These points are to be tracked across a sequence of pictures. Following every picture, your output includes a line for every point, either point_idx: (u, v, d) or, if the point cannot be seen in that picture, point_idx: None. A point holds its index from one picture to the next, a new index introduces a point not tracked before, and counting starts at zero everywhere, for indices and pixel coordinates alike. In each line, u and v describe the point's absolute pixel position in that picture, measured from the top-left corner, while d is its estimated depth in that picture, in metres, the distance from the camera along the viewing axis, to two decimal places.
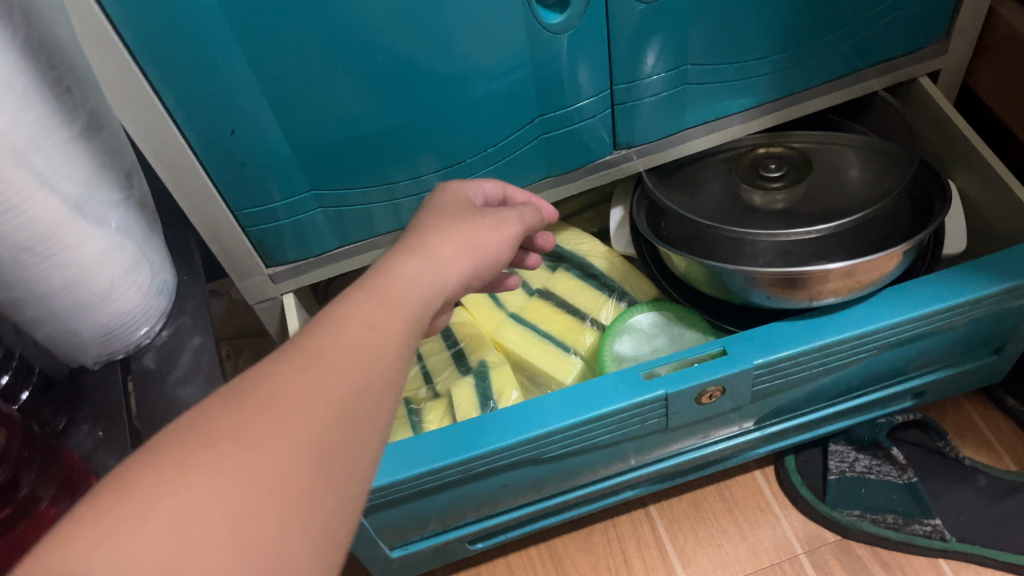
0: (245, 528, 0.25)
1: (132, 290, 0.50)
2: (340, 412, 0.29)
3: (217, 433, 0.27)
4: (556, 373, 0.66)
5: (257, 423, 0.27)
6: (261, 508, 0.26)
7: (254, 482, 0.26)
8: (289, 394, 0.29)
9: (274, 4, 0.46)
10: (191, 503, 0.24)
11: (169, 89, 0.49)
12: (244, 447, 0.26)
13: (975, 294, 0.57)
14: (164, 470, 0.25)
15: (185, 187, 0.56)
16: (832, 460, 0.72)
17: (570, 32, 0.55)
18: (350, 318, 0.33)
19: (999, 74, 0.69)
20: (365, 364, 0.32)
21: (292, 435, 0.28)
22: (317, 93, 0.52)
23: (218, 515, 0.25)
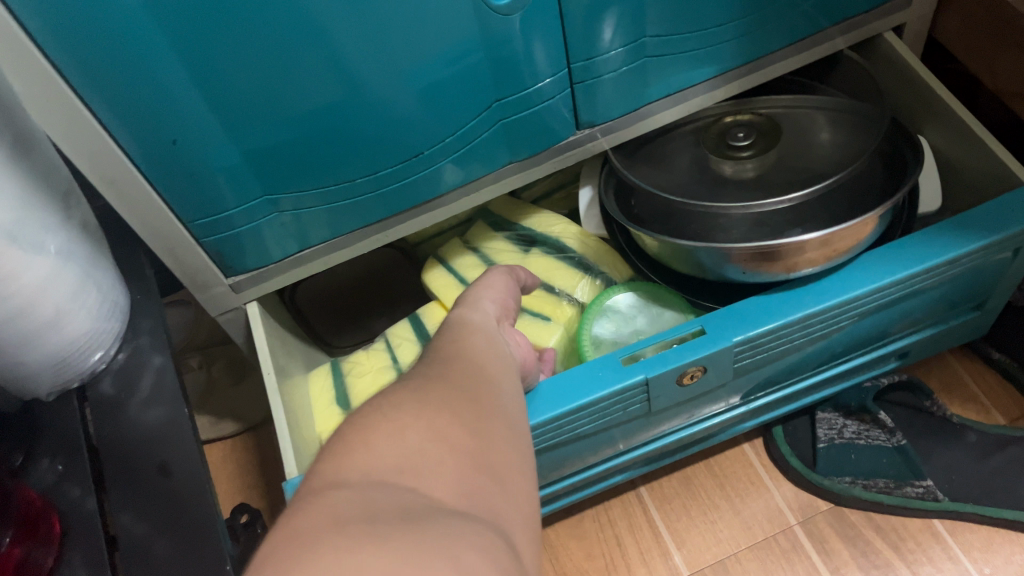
0: (449, 439, 0.29)
1: (80, 315, 0.48)
2: (482, 379, 0.34)
3: (395, 393, 0.31)
4: (537, 336, 0.65)
5: (421, 384, 0.32)
6: (456, 426, 0.30)
7: (440, 411, 0.30)
8: (436, 372, 0.34)
9: (205, 5, 0.44)
10: (405, 426, 0.29)
11: (103, 104, 0.47)
12: (422, 394, 0.31)
13: (955, 253, 0.56)
14: (366, 418, 0.29)
15: (130, 202, 0.54)
16: (821, 428, 0.71)
17: (520, 13, 0.53)
18: (450, 335, 0.39)
19: (964, 23, 0.67)
20: (479, 355, 0.37)
21: (452, 387, 0.32)
22: (261, 95, 0.50)
23: (429, 430, 0.29)
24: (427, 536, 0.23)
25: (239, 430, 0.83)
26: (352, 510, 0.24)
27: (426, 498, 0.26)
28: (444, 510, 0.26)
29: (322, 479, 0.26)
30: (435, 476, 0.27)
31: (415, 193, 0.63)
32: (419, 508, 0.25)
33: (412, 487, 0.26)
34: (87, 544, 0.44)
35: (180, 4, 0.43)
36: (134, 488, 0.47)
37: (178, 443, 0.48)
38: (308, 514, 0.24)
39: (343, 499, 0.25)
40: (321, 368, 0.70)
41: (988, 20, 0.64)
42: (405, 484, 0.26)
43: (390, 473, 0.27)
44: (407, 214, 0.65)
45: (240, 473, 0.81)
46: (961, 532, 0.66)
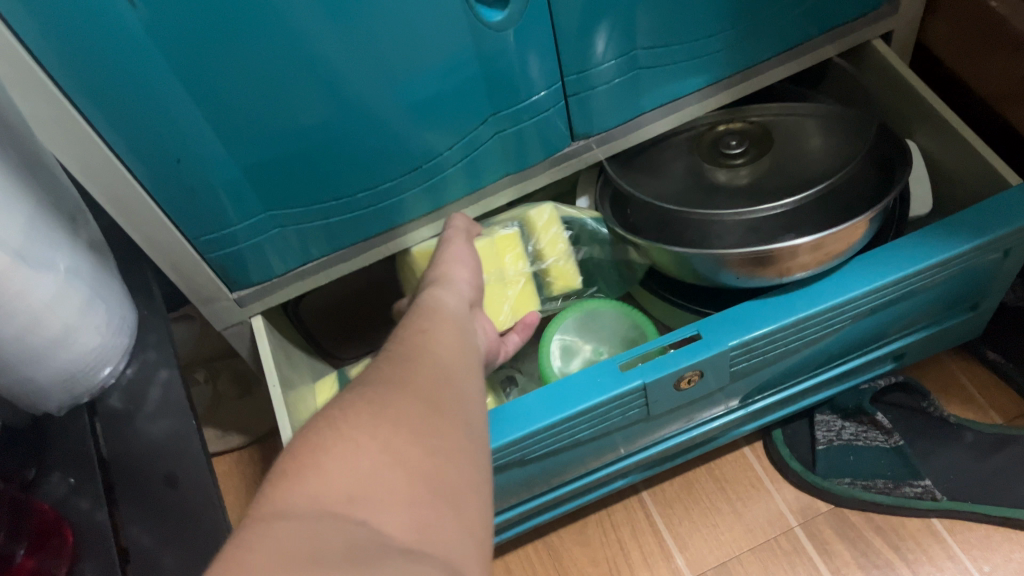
0: (403, 462, 0.30)
1: (88, 331, 0.49)
2: (442, 382, 0.36)
3: (349, 408, 0.33)
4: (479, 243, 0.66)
5: (378, 395, 0.33)
6: (412, 447, 0.31)
7: (397, 431, 0.32)
8: (401, 376, 0.35)
9: (205, 26, 0.45)
10: (358, 452, 0.30)
11: (109, 126, 0.48)
12: (377, 412, 0.32)
13: (945, 254, 0.57)
14: (320, 438, 0.31)
15: (135, 221, 0.55)
16: (819, 430, 0.72)
17: (513, 28, 0.54)
18: (409, 332, 0.41)
19: (951, 29, 0.68)
20: (439, 352, 0.38)
21: (411, 397, 0.34)
22: (260, 112, 0.51)
23: (382, 454, 0.30)
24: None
25: (246, 442, 0.84)
26: (300, 539, 0.26)
27: (373, 532, 0.27)
28: (395, 546, 0.27)
29: (270, 509, 0.28)
30: (386, 510, 0.29)
31: (413, 206, 0.64)
32: (367, 544, 0.27)
33: (365, 522, 0.28)
34: (98, 555, 0.45)
35: (181, 26, 0.45)
36: (143, 500, 0.48)
37: (187, 456, 0.50)
38: (255, 549, 0.26)
39: (290, 535, 0.26)
40: (328, 378, 0.71)
41: (974, 25, 0.65)
42: (355, 519, 0.28)
43: (339, 503, 0.28)
44: (407, 227, 0.66)
45: (247, 484, 0.82)
46: (959, 530, 0.67)
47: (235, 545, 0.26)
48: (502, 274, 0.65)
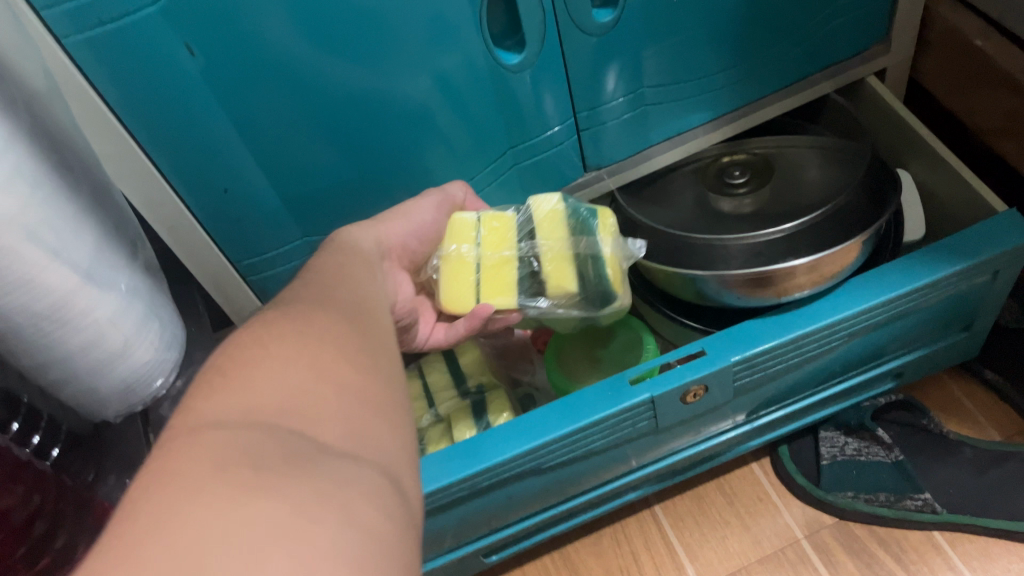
0: (331, 376, 0.33)
1: (146, 346, 0.54)
2: (367, 323, 0.39)
3: (273, 327, 0.35)
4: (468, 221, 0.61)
5: (305, 317, 0.37)
6: (338, 363, 0.33)
7: (323, 349, 0.34)
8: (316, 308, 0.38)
9: (252, 67, 0.51)
10: (284, 365, 0.32)
11: (165, 159, 0.54)
12: (303, 331, 0.35)
13: (936, 275, 0.61)
14: (247, 355, 0.33)
15: (184, 246, 0.60)
16: (823, 446, 0.75)
17: (530, 69, 0.59)
18: (332, 281, 0.44)
19: (942, 66, 0.72)
20: (354, 296, 0.42)
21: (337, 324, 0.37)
22: (299, 145, 0.56)
23: (310, 369, 0.32)
24: (311, 483, 0.27)
25: None
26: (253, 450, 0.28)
27: (311, 439, 0.29)
28: (331, 450, 0.29)
29: (200, 419, 0.29)
30: (321, 418, 0.30)
31: None
32: (302, 448, 0.28)
33: (299, 431, 0.29)
34: None
35: (230, 68, 0.50)
36: None
37: None
38: (180, 453, 0.27)
39: (222, 441, 0.28)
40: None
41: (962, 62, 0.70)
42: (291, 429, 0.29)
43: (271, 413, 0.30)
44: None
45: None
46: (961, 543, 0.70)
47: (161, 456, 0.27)
48: (467, 250, 0.60)
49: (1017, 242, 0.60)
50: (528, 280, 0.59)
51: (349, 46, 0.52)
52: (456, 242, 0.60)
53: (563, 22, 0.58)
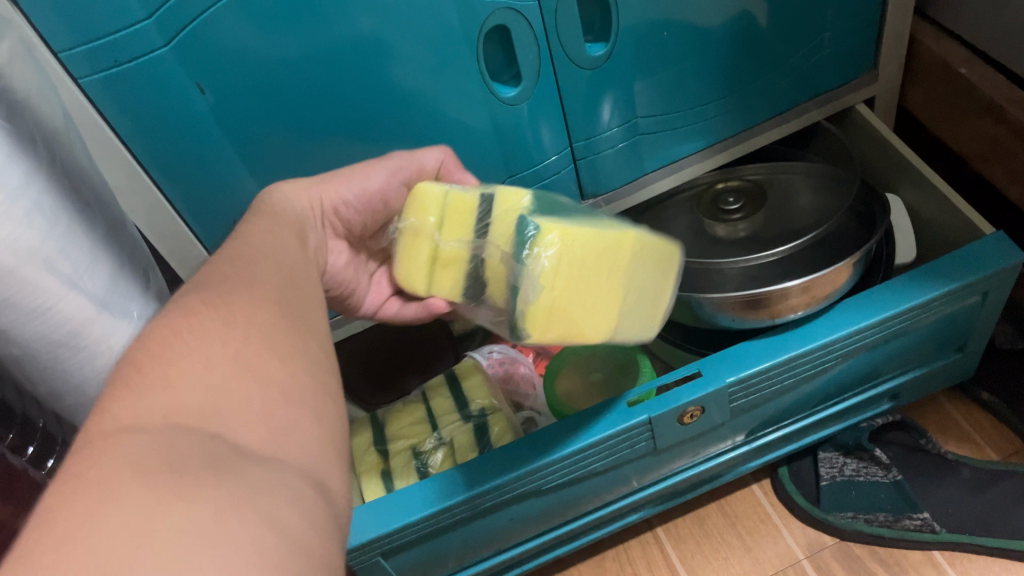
0: (254, 371, 0.33)
1: None
2: (294, 299, 0.40)
3: (196, 318, 0.35)
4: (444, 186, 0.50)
5: (228, 304, 0.36)
6: (262, 356, 0.34)
7: (248, 344, 0.34)
8: (235, 282, 0.39)
9: (257, 99, 0.53)
10: (207, 360, 0.33)
11: (175, 189, 0.56)
12: (226, 322, 0.35)
13: (926, 297, 0.62)
14: (184, 355, 0.33)
15: (193, 276, 0.62)
16: (823, 467, 0.76)
17: (526, 102, 0.62)
18: (254, 249, 0.43)
19: (929, 94, 0.74)
20: (286, 273, 0.42)
21: (269, 304, 0.38)
22: (305, 175, 0.59)
23: (232, 365, 0.33)
24: (231, 485, 0.27)
25: None
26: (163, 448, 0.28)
27: (227, 442, 0.30)
28: (251, 456, 0.30)
29: (115, 424, 0.29)
30: (241, 422, 0.31)
31: None
32: (222, 454, 0.29)
33: (219, 434, 0.30)
34: None
35: (236, 103, 0.52)
36: None
37: None
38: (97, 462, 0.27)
39: (144, 445, 0.28)
40: (362, 421, 0.77)
41: (949, 90, 0.72)
42: (210, 431, 0.30)
43: (192, 417, 0.30)
44: None
45: None
46: (960, 562, 0.70)
47: (76, 462, 0.28)
48: (428, 228, 0.50)
49: (1004, 264, 0.62)
50: (471, 283, 0.50)
51: (349, 79, 0.54)
52: (418, 217, 0.50)
53: (558, 57, 0.60)
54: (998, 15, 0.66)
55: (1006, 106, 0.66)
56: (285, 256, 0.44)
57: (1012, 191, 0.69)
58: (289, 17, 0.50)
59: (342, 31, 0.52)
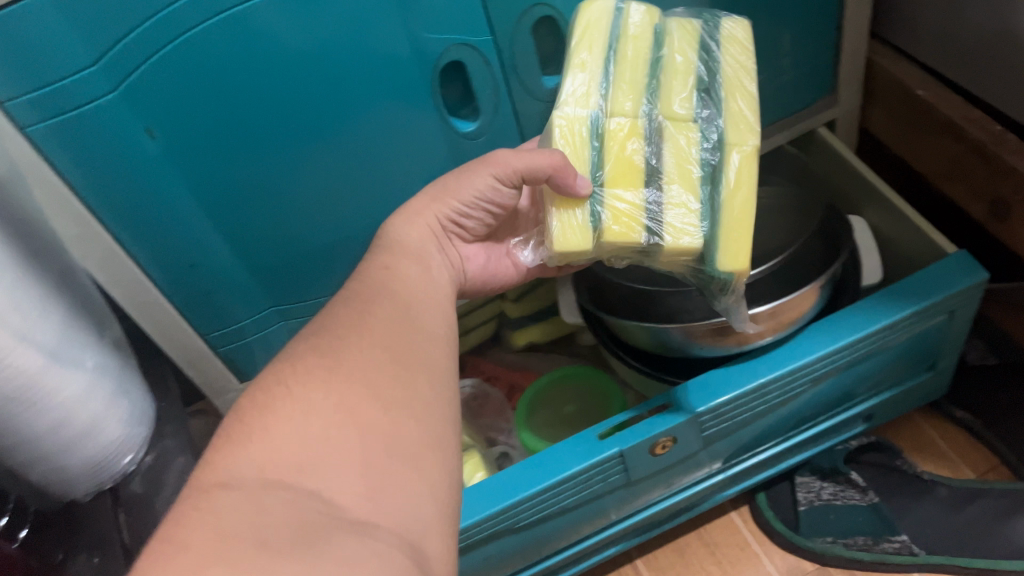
0: (355, 418, 0.36)
1: (113, 424, 0.54)
2: (403, 331, 0.43)
3: (295, 373, 0.38)
4: (571, 232, 0.51)
5: (339, 351, 0.40)
6: (366, 402, 0.37)
7: (356, 395, 0.37)
8: (358, 329, 0.42)
9: (210, 137, 0.52)
10: (310, 408, 0.36)
11: (129, 235, 0.55)
12: (330, 368, 0.38)
13: (892, 318, 0.62)
14: None
15: (153, 324, 0.60)
16: (799, 492, 0.76)
17: (485, 136, 0.62)
18: (374, 287, 0.46)
19: (888, 114, 0.75)
20: (403, 307, 0.45)
21: (374, 348, 0.41)
22: (263, 215, 0.58)
23: (336, 413, 0.36)
24: None
25: None
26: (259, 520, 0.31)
27: (324, 504, 0.32)
28: (347, 524, 0.32)
29: (216, 482, 0.33)
30: (336, 473, 0.34)
31: None
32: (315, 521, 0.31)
33: (312, 490, 0.33)
34: None
35: (187, 142, 0.52)
36: None
37: None
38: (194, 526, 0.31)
39: (231, 522, 0.31)
40: None
41: (907, 111, 0.72)
42: (306, 487, 0.33)
43: (290, 475, 0.33)
44: None
45: None
46: None
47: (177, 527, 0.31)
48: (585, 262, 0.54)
49: (967, 282, 0.62)
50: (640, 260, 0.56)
51: (303, 116, 0.54)
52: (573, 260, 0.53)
53: (517, 91, 0.60)
54: (951, 36, 0.67)
55: (965, 125, 0.66)
56: (422, 290, 0.48)
57: (974, 209, 0.70)
58: (237, 58, 0.49)
59: (293, 71, 0.51)
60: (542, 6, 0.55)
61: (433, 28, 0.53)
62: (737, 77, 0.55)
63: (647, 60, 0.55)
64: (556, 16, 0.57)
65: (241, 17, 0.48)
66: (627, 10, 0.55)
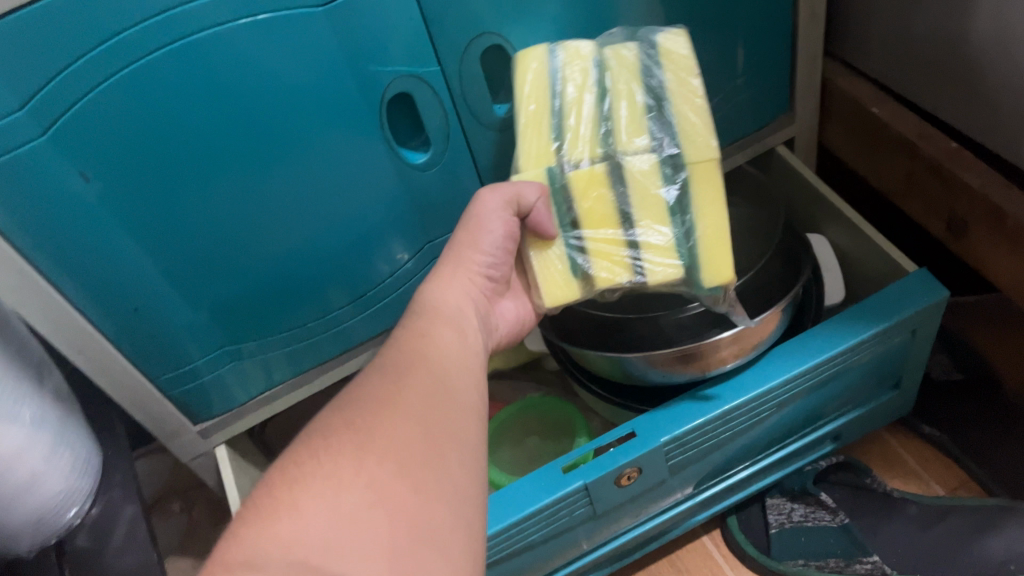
0: (386, 501, 0.37)
1: (55, 475, 0.53)
2: (441, 404, 0.43)
3: (327, 448, 0.39)
4: (551, 285, 0.56)
5: (372, 422, 0.40)
6: (397, 480, 0.38)
7: (384, 468, 0.38)
8: (387, 399, 0.42)
9: (151, 177, 0.51)
10: (341, 484, 0.37)
11: (70, 281, 0.52)
12: (363, 444, 0.39)
13: (855, 339, 0.61)
14: None
15: (99, 370, 0.58)
16: (771, 514, 0.75)
17: (437, 167, 0.61)
18: (410, 354, 0.46)
19: (844, 131, 0.75)
20: (438, 377, 0.45)
21: (402, 420, 0.41)
22: (211, 254, 0.56)
23: (368, 490, 0.37)
24: None
25: None
26: None
27: None
28: None
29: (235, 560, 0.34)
30: (362, 559, 0.35)
31: (368, 327, 0.69)
32: None
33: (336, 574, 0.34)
34: None
35: (125, 183, 0.50)
36: None
37: None
38: None
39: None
40: None
41: (862, 129, 0.73)
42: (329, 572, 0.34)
43: (316, 556, 0.34)
44: (362, 346, 0.71)
45: None
46: None
47: None
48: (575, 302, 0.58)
49: (926, 301, 0.62)
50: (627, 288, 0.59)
51: (248, 151, 0.53)
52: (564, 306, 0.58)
53: (467, 120, 0.60)
54: (902, 52, 0.67)
55: (917, 142, 0.66)
56: (456, 354, 0.48)
57: (931, 226, 0.69)
58: (172, 96, 0.48)
59: (232, 106, 0.50)
60: (488, 34, 0.56)
61: (375, 60, 0.53)
62: (684, 88, 0.56)
63: (596, 96, 0.57)
64: (505, 46, 0.57)
65: (175, 54, 0.47)
66: (566, 53, 0.56)
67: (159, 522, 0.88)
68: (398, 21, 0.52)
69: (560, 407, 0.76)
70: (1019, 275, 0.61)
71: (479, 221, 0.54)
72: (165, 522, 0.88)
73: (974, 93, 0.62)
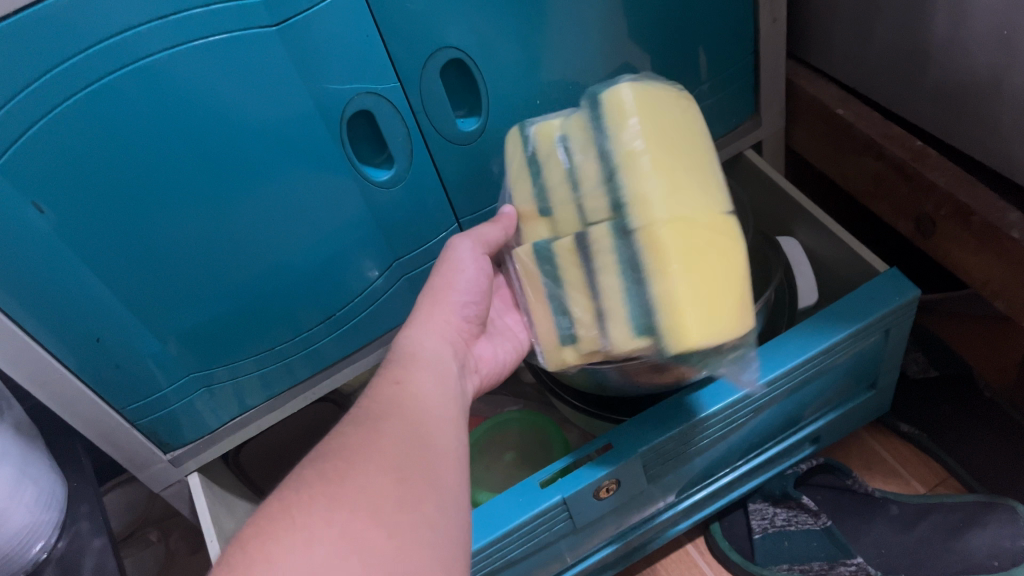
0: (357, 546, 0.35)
1: (19, 508, 0.53)
2: (419, 436, 0.43)
3: (320, 474, 0.39)
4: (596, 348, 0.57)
5: (342, 471, 0.39)
6: (366, 527, 0.36)
7: (351, 515, 0.37)
8: (358, 447, 0.41)
9: (105, 199, 0.49)
10: (312, 538, 0.35)
11: (30, 314, 0.51)
12: (333, 497, 0.37)
13: (829, 340, 0.61)
14: None
15: (62, 403, 0.57)
16: (754, 519, 0.75)
17: (401, 185, 0.60)
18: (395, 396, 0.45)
19: (811, 134, 0.76)
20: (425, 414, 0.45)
21: (366, 462, 0.40)
22: (175, 278, 0.55)
23: (338, 542, 0.35)
24: None
25: None
26: None
27: None
28: None
29: None
30: None
31: (340, 348, 0.68)
32: None
33: None
34: None
35: (78, 211, 0.49)
36: None
37: None
38: None
39: None
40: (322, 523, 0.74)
41: (828, 131, 0.73)
42: None
43: None
44: (334, 367, 0.70)
45: None
46: None
47: None
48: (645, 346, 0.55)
49: (898, 301, 0.62)
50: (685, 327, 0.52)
51: (208, 174, 0.52)
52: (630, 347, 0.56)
53: (431, 135, 0.59)
54: (863, 52, 0.67)
55: (884, 143, 0.67)
56: (438, 407, 0.47)
57: (900, 225, 0.69)
58: (127, 122, 0.47)
59: (190, 130, 0.49)
60: (448, 49, 0.55)
61: (333, 79, 0.53)
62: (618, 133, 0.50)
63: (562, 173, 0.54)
64: (466, 61, 0.57)
65: (130, 78, 0.46)
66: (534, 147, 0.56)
67: (134, 552, 0.87)
68: (357, 39, 0.52)
69: (536, 424, 0.76)
70: (987, 273, 0.61)
71: (453, 266, 0.55)
72: (140, 553, 0.87)
73: (935, 91, 0.62)
